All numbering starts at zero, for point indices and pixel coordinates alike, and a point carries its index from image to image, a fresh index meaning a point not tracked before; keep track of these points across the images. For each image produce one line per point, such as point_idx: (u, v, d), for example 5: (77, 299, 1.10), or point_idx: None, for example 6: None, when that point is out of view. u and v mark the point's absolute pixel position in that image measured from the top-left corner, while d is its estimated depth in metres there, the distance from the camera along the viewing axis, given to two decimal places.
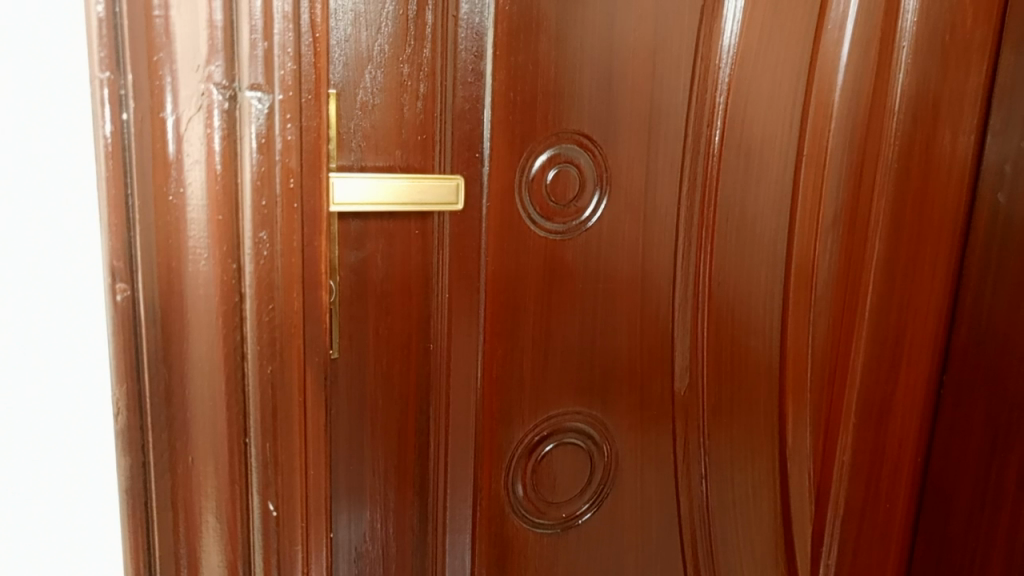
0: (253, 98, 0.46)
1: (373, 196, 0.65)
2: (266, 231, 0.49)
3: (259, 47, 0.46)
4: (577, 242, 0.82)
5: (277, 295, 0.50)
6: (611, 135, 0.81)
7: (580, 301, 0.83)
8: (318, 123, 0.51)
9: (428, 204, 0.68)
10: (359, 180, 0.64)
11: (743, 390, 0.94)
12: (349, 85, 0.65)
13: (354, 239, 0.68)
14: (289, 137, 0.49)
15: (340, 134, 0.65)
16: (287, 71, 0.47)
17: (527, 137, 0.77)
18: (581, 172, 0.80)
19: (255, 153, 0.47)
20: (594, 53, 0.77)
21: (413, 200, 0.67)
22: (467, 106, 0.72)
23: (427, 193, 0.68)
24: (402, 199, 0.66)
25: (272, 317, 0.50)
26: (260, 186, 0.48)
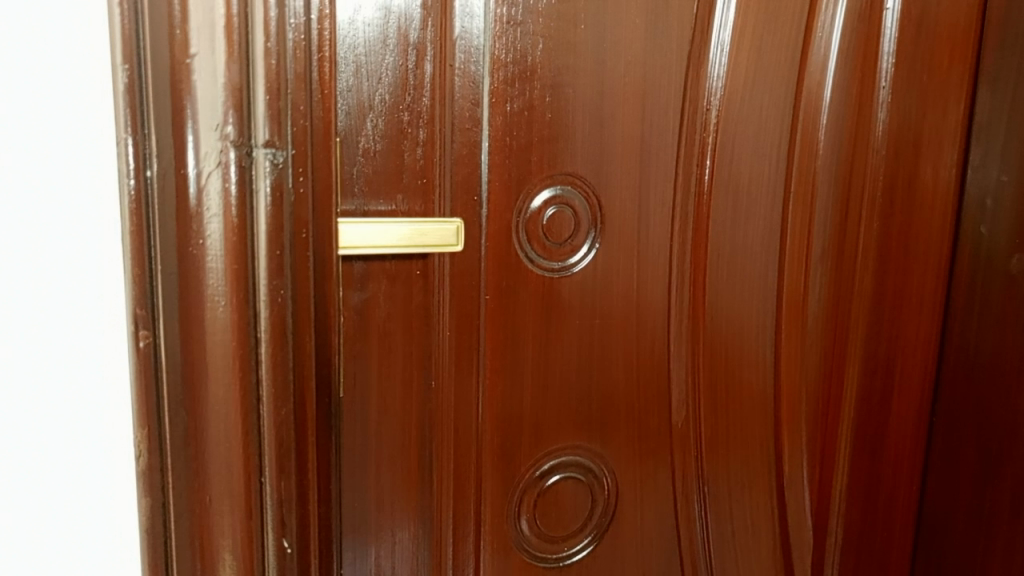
0: (266, 154, 0.49)
1: (368, 241, 0.68)
2: (280, 279, 0.51)
3: (272, 106, 0.49)
4: (575, 279, 0.84)
5: (284, 336, 0.52)
6: (606, 176, 0.83)
7: (577, 337, 0.85)
8: (328, 171, 0.55)
9: (414, 248, 0.71)
10: (360, 226, 0.67)
11: (739, 420, 0.96)
12: (352, 132, 0.68)
13: (358, 281, 0.71)
14: (300, 189, 0.52)
15: (342, 180, 0.69)
16: (298, 127, 0.51)
17: (523, 177, 0.79)
18: (575, 211, 0.82)
19: (271, 204, 0.49)
20: (587, 100, 0.80)
21: (398, 245, 0.69)
22: (466, 150, 0.75)
23: (414, 236, 0.70)
24: (386, 243, 0.69)
25: (285, 361, 0.52)
26: (274, 236, 0.50)
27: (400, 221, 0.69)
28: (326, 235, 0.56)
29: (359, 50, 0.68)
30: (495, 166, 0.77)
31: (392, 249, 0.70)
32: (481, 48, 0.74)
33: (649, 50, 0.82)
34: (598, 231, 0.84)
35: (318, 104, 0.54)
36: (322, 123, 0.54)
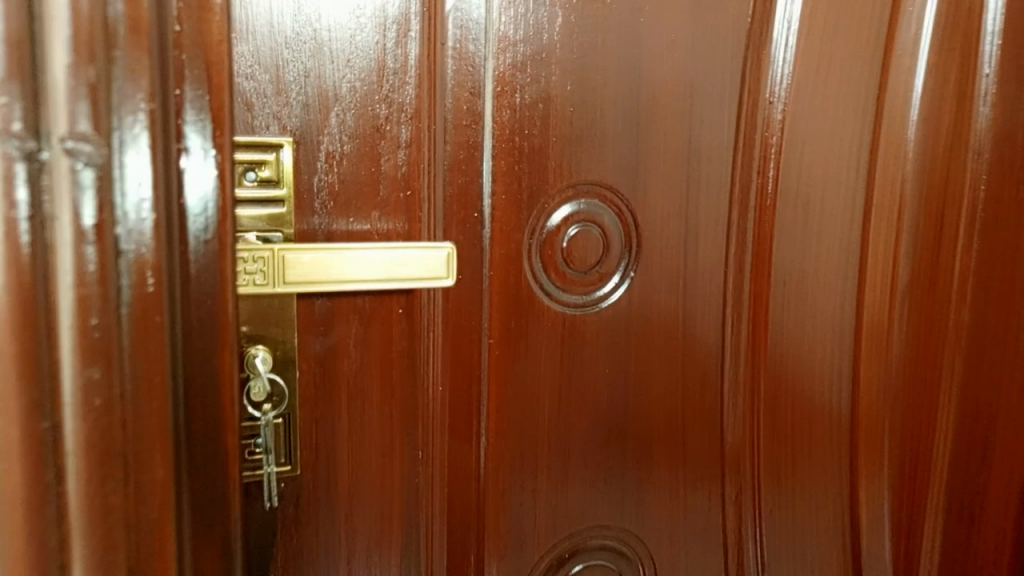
0: (71, 155, 0.34)
1: (326, 277, 0.51)
2: (102, 351, 0.35)
3: (83, 81, 0.34)
4: (602, 318, 0.66)
5: (125, 418, 0.37)
6: (643, 187, 0.66)
7: (605, 392, 0.68)
8: (208, 182, 0.41)
9: (391, 283, 0.53)
10: (312, 257, 0.50)
11: (809, 485, 0.78)
12: (310, 130, 0.53)
13: (320, 327, 0.56)
14: (145, 207, 0.37)
15: (296, 192, 0.53)
16: (139, 115, 0.36)
17: (537, 188, 0.62)
18: (599, 230, 0.65)
19: (89, 221, 0.35)
20: (617, 91, 0.63)
21: (367, 278, 0.52)
22: (460, 152, 0.58)
23: (390, 267, 0.53)
24: (351, 276, 0.51)
25: (110, 491, 0.36)
26: (94, 279, 0.35)
27: (368, 246, 0.52)
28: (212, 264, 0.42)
29: (320, 24, 0.52)
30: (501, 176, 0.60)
31: (360, 285, 0.52)
32: (482, 21, 0.57)
33: (698, 27, 0.65)
34: (630, 257, 0.66)
35: (197, 97, 0.40)
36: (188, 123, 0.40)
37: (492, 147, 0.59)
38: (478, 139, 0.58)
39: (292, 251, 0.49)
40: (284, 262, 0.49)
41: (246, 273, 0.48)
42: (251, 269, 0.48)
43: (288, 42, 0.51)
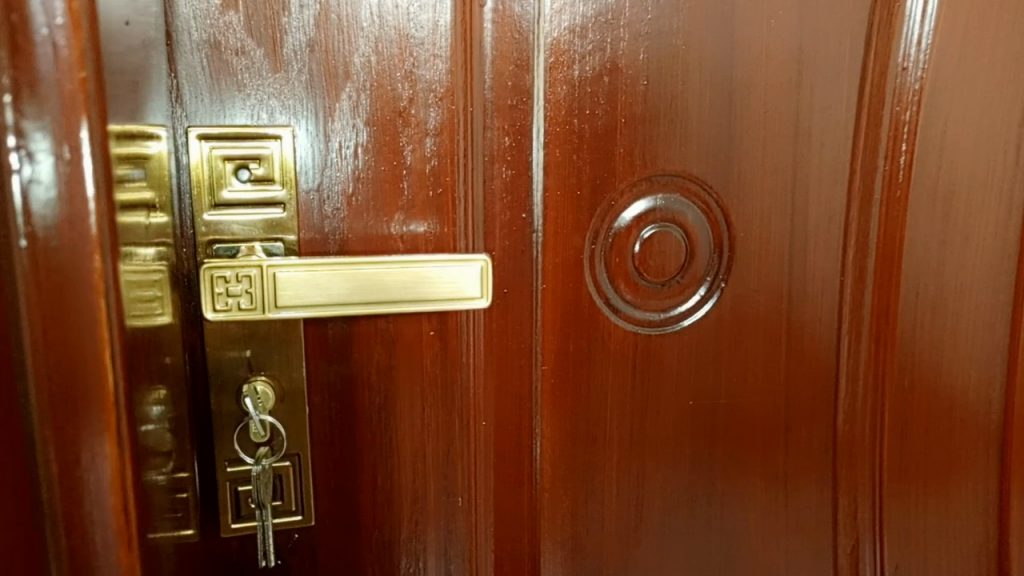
0: None
1: (329, 297, 0.42)
2: None
3: None
4: (683, 341, 0.54)
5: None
6: (739, 177, 0.53)
7: (688, 431, 0.56)
8: None
9: (413, 305, 0.43)
10: (310, 273, 0.41)
11: (946, 546, 0.62)
12: (317, 116, 0.43)
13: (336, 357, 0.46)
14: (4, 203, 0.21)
15: (300, 192, 0.44)
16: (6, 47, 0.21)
17: (600, 182, 0.50)
18: (682, 236, 0.52)
19: None
20: (703, 57, 0.50)
21: (381, 299, 0.43)
22: (503, 139, 0.47)
23: (407, 284, 0.43)
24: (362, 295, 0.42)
25: None
26: None
27: (379, 257, 0.43)
28: (68, 262, 0.22)
29: None
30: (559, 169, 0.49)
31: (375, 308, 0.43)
32: None
33: None
34: (720, 268, 0.54)
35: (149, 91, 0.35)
36: (76, 47, 0.22)
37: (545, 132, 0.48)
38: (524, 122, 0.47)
39: (285, 267, 0.41)
40: (275, 280, 0.41)
41: (227, 296, 0.40)
42: (234, 290, 0.40)
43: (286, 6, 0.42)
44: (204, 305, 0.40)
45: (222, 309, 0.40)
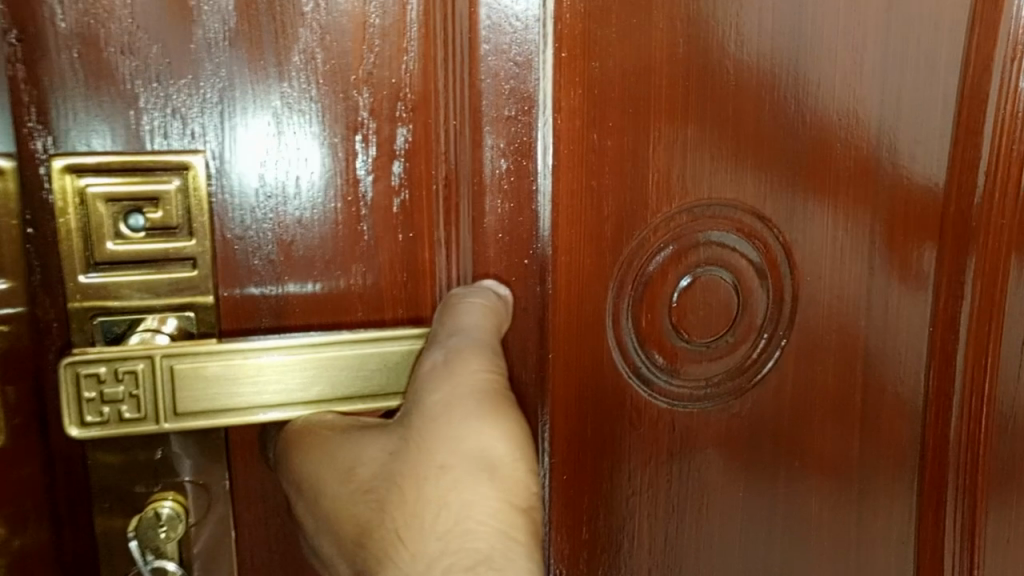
0: None
1: (246, 401, 0.31)
2: None
3: None
4: (732, 419, 0.41)
5: None
6: (806, 204, 0.40)
7: (738, 532, 0.43)
8: None
9: (359, 406, 0.33)
10: (223, 367, 0.30)
11: None
12: (239, 135, 0.31)
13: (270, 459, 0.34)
14: None
15: (219, 238, 0.32)
16: None
17: (625, 216, 0.37)
18: (734, 289, 0.40)
19: None
20: (760, 47, 0.38)
21: (318, 401, 0.32)
22: (495, 162, 0.35)
23: (358, 377, 0.32)
24: (290, 398, 0.31)
25: None
26: None
27: (323, 342, 0.32)
28: None
29: None
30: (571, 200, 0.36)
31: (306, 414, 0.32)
32: None
33: None
34: (779, 321, 0.41)
35: None
36: None
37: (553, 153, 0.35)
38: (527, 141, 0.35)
39: (187, 359, 0.30)
40: (172, 378, 0.30)
41: (100, 402, 0.29)
42: (112, 394, 0.29)
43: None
44: (66, 417, 0.29)
45: (94, 423, 0.29)
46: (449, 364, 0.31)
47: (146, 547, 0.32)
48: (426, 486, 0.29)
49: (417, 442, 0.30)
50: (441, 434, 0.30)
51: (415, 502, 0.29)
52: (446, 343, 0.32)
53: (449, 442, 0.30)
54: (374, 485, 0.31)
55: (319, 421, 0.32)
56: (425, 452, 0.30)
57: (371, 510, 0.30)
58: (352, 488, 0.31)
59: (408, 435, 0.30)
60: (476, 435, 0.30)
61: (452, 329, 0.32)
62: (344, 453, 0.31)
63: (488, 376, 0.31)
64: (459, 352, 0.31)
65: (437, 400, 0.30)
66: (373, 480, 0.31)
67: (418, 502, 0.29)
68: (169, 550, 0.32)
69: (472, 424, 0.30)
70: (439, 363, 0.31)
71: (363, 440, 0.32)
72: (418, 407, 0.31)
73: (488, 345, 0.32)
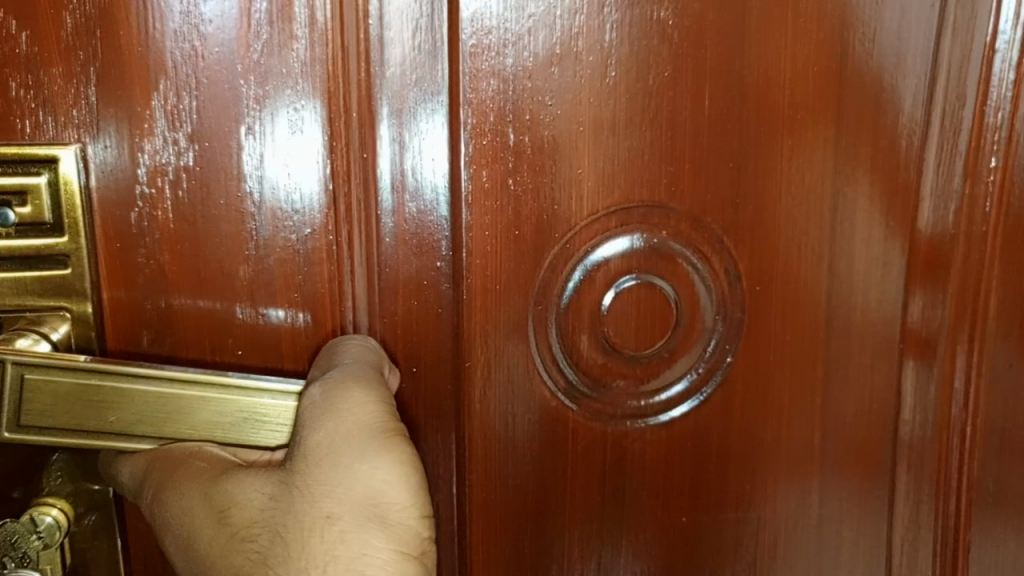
0: None
1: (104, 424, 0.28)
2: None
3: None
4: (670, 439, 0.38)
5: None
6: (754, 207, 0.37)
7: (677, 564, 0.39)
8: None
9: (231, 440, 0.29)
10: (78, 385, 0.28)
11: None
12: (113, 130, 0.30)
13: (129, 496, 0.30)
14: None
15: (94, 237, 0.30)
16: None
17: (544, 218, 0.35)
18: (674, 291, 0.36)
19: None
20: (693, 34, 0.34)
21: (181, 431, 0.29)
22: (401, 157, 0.33)
23: (230, 411, 0.29)
24: (150, 424, 0.29)
25: None
26: None
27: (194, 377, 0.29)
28: None
29: None
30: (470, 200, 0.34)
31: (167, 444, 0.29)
32: None
33: None
34: (723, 336, 0.37)
35: None
36: None
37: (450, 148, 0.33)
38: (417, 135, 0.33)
39: (42, 371, 0.28)
40: (22, 388, 0.28)
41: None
42: None
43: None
44: None
45: None
46: (330, 400, 0.29)
47: (9, 556, 0.30)
48: (310, 540, 0.27)
49: (302, 488, 0.28)
50: (328, 480, 0.28)
51: (298, 556, 0.27)
52: (326, 376, 0.29)
53: (337, 489, 0.28)
54: (251, 533, 0.28)
55: (182, 453, 0.29)
56: (310, 497, 0.28)
57: (251, 562, 0.28)
58: (228, 533, 0.28)
59: (291, 479, 0.28)
60: (369, 475, 0.28)
61: (335, 364, 0.30)
62: (222, 493, 0.29)
63: (379, 414, 0.29)
64: (341, 385, 0.29)
65: (319, 440, 0.28)
66: (253, 527, 0.28)
67: (303, 556, 0.27)
68: (35, 559, 0.30)
69: (363, 466, 0.28)
70: (319, 400, 0.29)
71: (239, 479, 0.29)
72: (299, 447, 0.28)
73: (376, 378, 0.30)
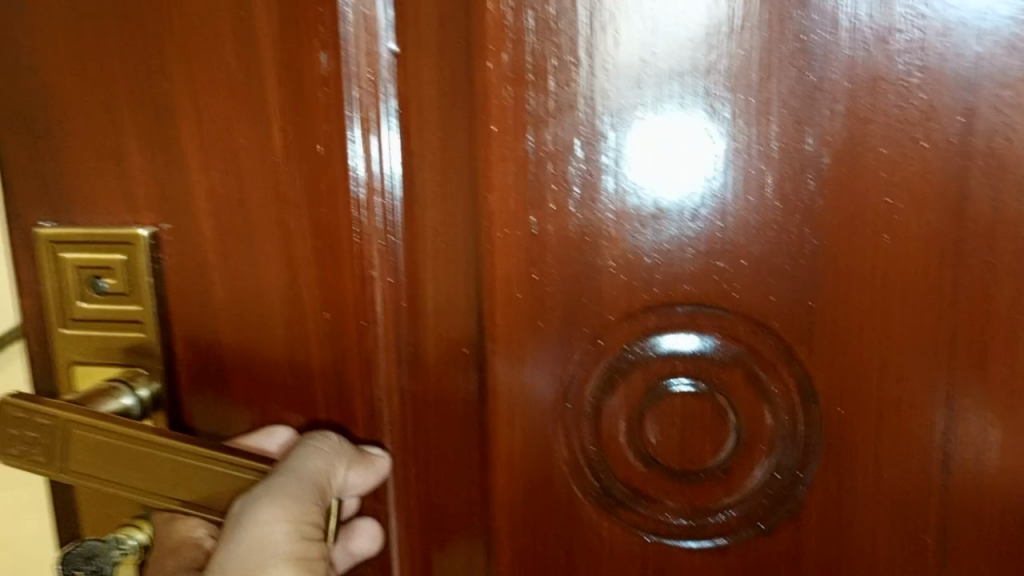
0: None
1: (127, 478, 0.31)
2: None
3: None
4: (726, 569, 0.33)
5: None
6: (829, 321, 0.30)
7: None
8: None
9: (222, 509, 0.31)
10: (105, 440, 0.31)
11: None
12: (177, 218, 0.34)
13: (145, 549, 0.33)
14: None
15: (162, 307, 0.35)
16: None
17: (565, 311, 0.32)
18: (733, 408, 0.31)
19: None
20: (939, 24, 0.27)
21: (185, 494, 0.31)
22: (420, 243, 0.34)
23: (228, 489, 0.31)
24: (158, 495, 0.31)
25: None
26: None
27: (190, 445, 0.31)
28: None
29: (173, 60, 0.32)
30: (704, 214, 0.30)
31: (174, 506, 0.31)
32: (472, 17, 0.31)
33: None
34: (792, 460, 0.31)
35: None
36: None
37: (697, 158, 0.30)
38: (649, 142, 0.30)
39: (81, 426, 0.31)
40: (66, 439, 0.31)
41: (19, 438, 0.32)
42: (27, 437, 0.32)
43: (127, 65, 0.33)
44: None
45: (12, 458, 0.32)
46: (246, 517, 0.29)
47: (83, 569, 0.31)
48: None
49: None
50: None
51: None
52: (250, 493, 0.29)
53: None
54: None
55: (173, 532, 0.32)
56: None
57: None
58: None
59: None
60: None
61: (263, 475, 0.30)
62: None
63: (290, 539, 0.29)
64: (259, 502, 0.29)
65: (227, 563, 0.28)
66: None
67: None
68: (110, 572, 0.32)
69: None
70: (238, 514, 0.29)
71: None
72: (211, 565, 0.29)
73: (300, 494, 0.30)
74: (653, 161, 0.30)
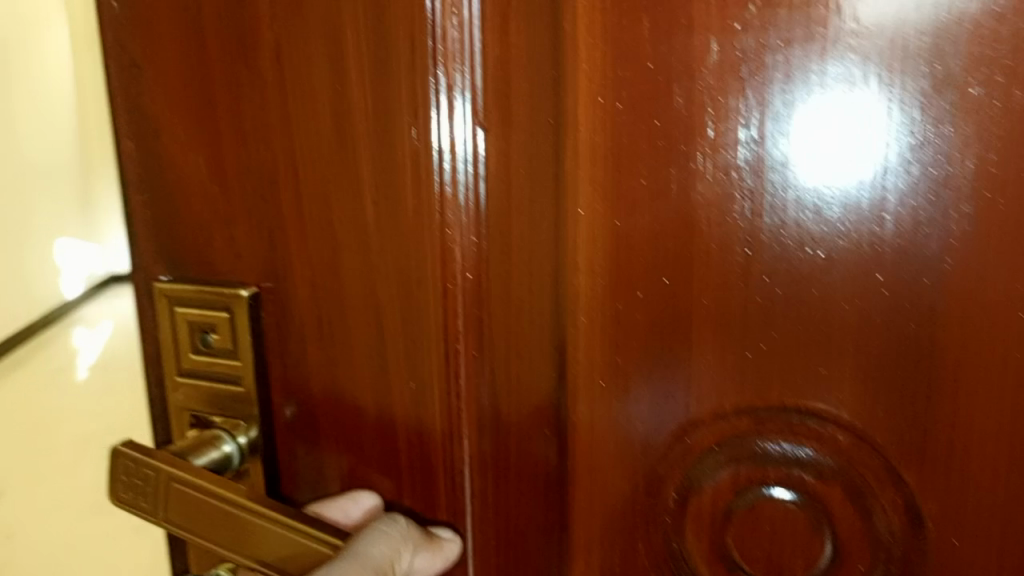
0: None
1: (221, 536, 0.33)
2: None
3: None
4: None
5: None
6: (948, 397, 0.29)
7: None
8: None
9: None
10: (205, 498, 0.32)
11: None
12: (277, 282, 0.35)
13: None
14: None
15: (263, 364, 0.36)
16: None
17: (669, 353, 0.32)
18: (827, 525, 0.32)
19: None
20: None
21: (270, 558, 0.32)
22: (507, 312, 0.34)
23: (308, 557, 0.32)
24: (246, 554, 0.32)
25: None
26: None
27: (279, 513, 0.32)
28: None
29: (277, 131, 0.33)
30: (874, 202, 0.29)
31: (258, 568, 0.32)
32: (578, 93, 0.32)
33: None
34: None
35: None
36: None
37: (872, 135, 0.28)
38: (817, 120, 0.29)
39: (184, 482, 0.33)
40: (169, 493, 0.33)
41: (128, 484, 0.34)
42: (136, 486, 0.34)
43: (234, 134, 0.34)
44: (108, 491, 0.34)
45: (123, 503, 0.34)
46: None
47: None
48: None
49: None
50: None
51: None
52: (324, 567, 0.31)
53: None
54: None
55: None
56: None
57: None
58: None
59: None
60: None
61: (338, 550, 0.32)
62: None
63: None
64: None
65: None
66: None
67: None
68: None
69: None
70: None
71: None
72: None
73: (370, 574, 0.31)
74: (815, 143, 0.29)
